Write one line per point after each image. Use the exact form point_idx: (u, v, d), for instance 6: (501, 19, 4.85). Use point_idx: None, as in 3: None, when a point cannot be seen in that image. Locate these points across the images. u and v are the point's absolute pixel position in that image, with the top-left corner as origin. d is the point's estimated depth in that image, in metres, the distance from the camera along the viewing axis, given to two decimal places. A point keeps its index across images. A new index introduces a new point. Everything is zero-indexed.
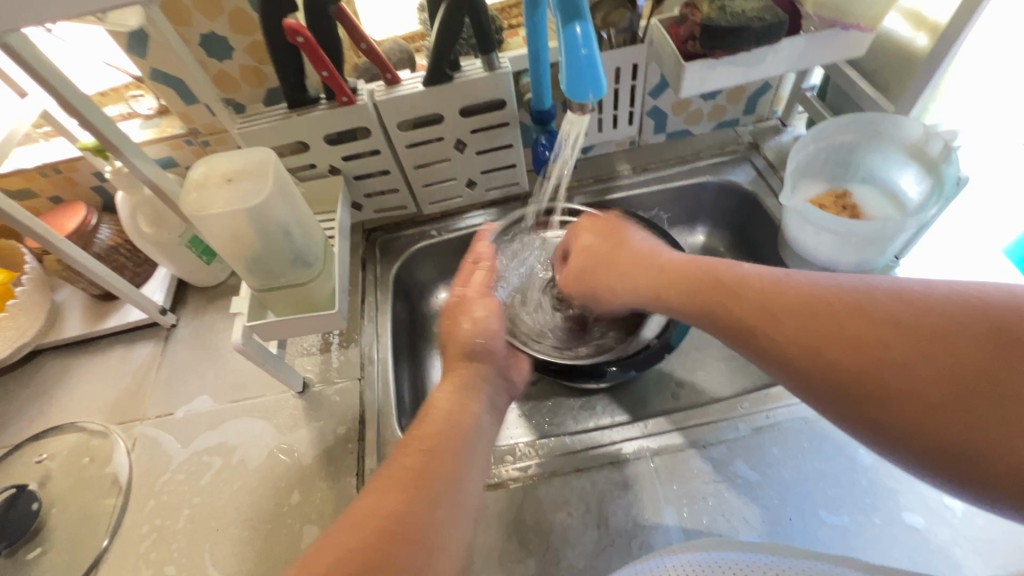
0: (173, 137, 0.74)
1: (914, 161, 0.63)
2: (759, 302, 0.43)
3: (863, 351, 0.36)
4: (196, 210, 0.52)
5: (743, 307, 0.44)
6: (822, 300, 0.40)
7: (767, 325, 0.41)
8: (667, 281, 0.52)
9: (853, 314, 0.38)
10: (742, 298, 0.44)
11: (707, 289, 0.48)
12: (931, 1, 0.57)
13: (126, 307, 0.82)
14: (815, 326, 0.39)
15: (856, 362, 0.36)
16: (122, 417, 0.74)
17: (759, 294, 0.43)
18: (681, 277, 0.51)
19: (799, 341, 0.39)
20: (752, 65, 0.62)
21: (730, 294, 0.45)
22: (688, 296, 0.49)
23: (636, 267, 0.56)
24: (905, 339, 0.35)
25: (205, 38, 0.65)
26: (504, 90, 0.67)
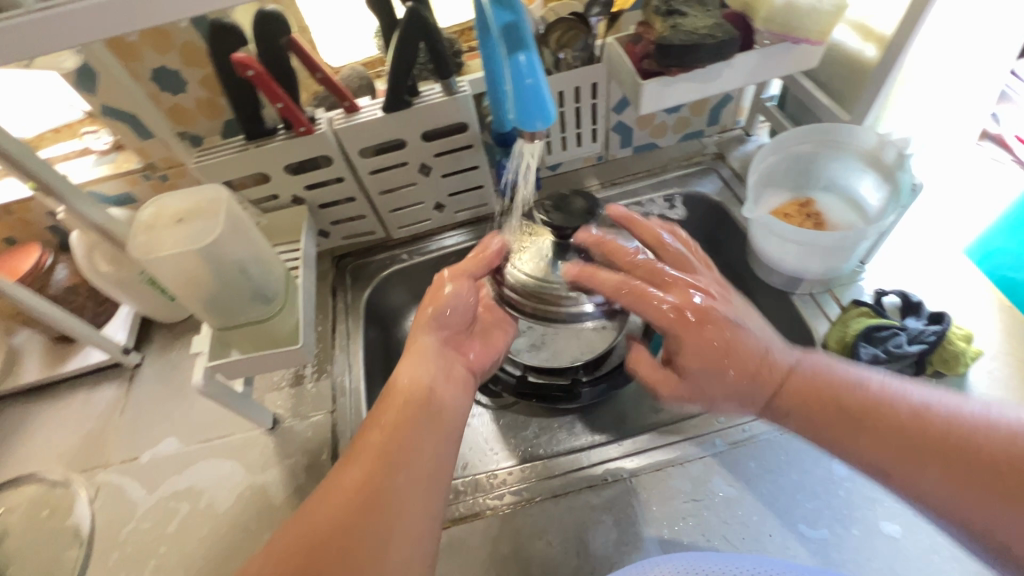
0: (129, 173, 0.72)
1: (872, 169, 0.64)
2: (823, 402, 0.45)
3: (891, 444, 0.41)
4: (146, 252, 0.51)
5: (793, 390, 0.46)
6: (855, 392, 0.44)
7: (784, 402, 0.47)
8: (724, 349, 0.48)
9: (879, 412, 0.43)
10: (788, 380, 0.47)
11: (773, 375, 0.47)
12: (878, 13, 0.59)
13: (87, 348, 0.79)
14: (882, 439, 0.42)
15: (874, 442, 0.42)
16: (85, 465, 0.71)
17: (801, 375, 0.47)
18: (737, 358, 0.48)
19: (835, 415, 0.44)
20: (708, 81, 0.63)
21: (784, 377, 0.47)
22: (770, 383, 0.47)
23: (702, 328, 0.49)
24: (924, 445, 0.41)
25: (157, 72, 0.64)
26: (465, 113, 0.67)
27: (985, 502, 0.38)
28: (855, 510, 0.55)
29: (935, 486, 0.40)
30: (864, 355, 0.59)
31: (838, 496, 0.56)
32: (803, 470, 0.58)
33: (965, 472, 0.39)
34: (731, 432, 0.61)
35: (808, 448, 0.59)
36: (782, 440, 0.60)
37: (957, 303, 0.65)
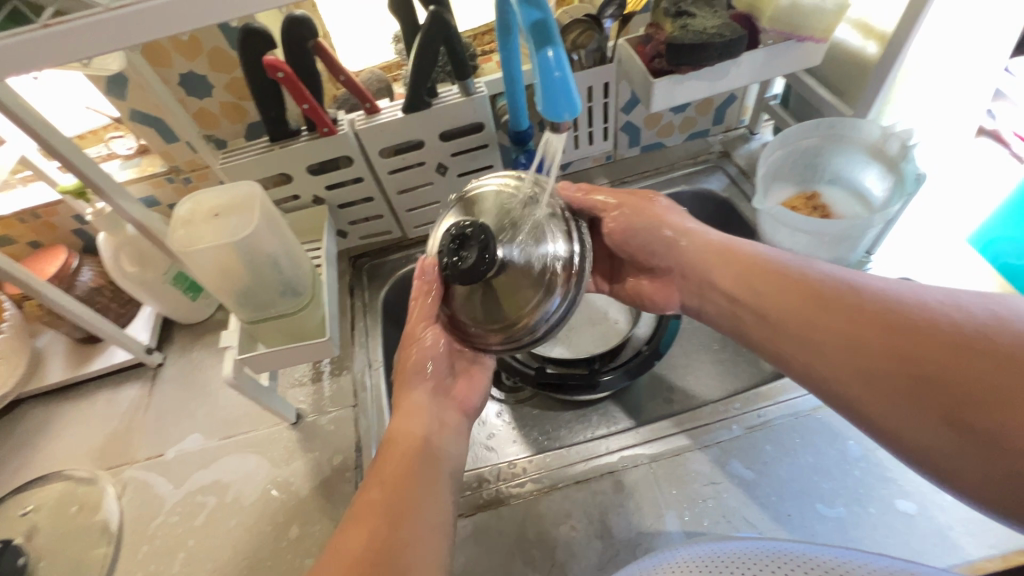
0: (155, 176, 0.74)
1: (876, 161, 0.66)
2: (817, 304, 0.42)
3: (882, 356, 0.38)
4: (185, 246, 0.53)
5: (790, 309, 0.45)
6: (861, 301, 0.40)
7: (784, 328, 0.45)
8: (718, 276, 0.51)
9: (890, 322, 0.38)
10: (794, 299, 0.45)
11: (783, 295, 0.45)
12: (877, 12, 0.61)
13: (110, 349, 0.81)
14: (865, 337, 0.39)
15: (863, 361, 0.39)
16: (111, 462, 0.73)
17: (816, 292, 0.43)
18: (754, 283, 0.48)
19: (843, 324, 0.40)
20: (717, 79, 0.65)
21: (788, 292, 0.45)
22: (767, 297, 0.47)
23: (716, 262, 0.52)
24: (927, 360, 0.35)
25: (185, 77, 0.66)
26: (482, 113, 0.69)
27: (958, 433, 0.34)
28: (870, 489, 0.56)
29: (903, 404, 0.36)
30: None
31: (854, 476, 0.57)
32: (818, 451, 0.59)
33: (936, 390, 0.34)
34: (747, 417, 0.62)
35: (822, 431, 0.60)
36: (796, 424, 0.61)
37: (962, 290, 0.67)
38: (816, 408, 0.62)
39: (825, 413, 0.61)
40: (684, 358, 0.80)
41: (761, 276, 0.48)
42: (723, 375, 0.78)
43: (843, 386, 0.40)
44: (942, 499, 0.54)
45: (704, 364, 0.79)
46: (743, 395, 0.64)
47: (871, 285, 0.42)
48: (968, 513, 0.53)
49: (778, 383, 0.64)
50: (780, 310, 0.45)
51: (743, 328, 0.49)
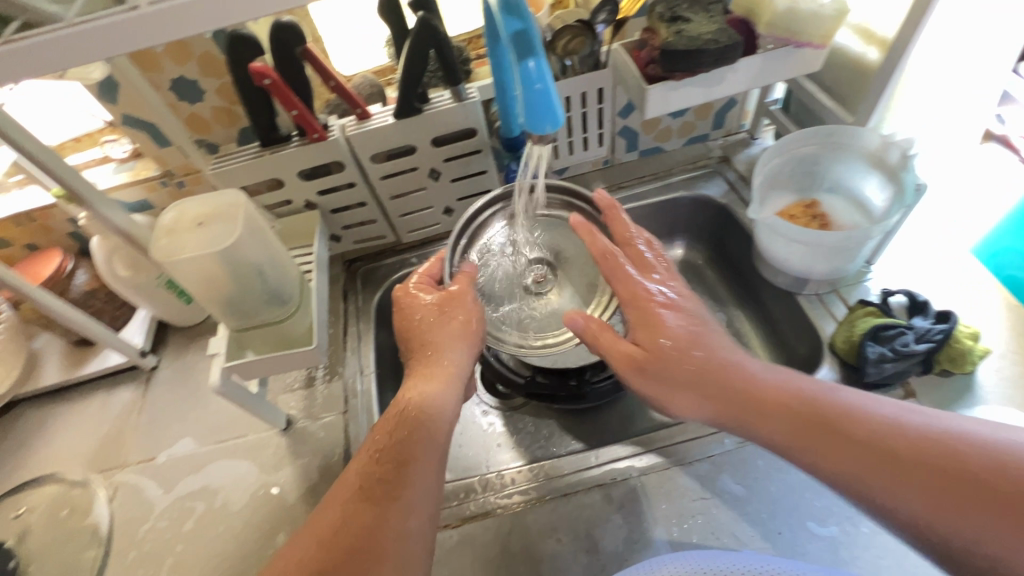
0: (148, 180, 0.74)
1: (876, 170, 0.64)
2: (850, 441, 0.44)
3: (950, 484, 0.40)
4: (168, 255, 0.52)
5: (844, 442, 0.44)
6: (898, 433, 0.43)
7: (837, 462, 0.44)
8: (751, 400, 0.49)
9: (936, 454, 0.41)
10: (840, 431, 0.44)
11: (831, 423, 0.45)
12: (879, 17, 0.60)
13: (105, 352, 0.81)
14: (905, 476, 0.41)
15: (936, 496, 0.40)
16: (103, 465, 0.73)
17: (862, 421, 0.44)
18: (794, 408, 0.47)
19: (898, 460, 0.42)
20: (712, 85, 0.64)
21: (832, 420, 0.45)
22: (805, 427, 0.46)
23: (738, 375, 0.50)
24: (999, 496, 0.38)
25: (176, 82, 0.66)
26: (474, 119, 0.68)
27: None
28: None
29: (975, 532, 0.38)
30: (871, 354, 0.59)
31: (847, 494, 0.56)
32: None
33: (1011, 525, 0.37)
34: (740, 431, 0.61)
35: None
36: None
37: (963, 302, 0.65)
38: None
39: None
40: None
41: (794, 399, 0.47)
42: None
43: (916, 518, 0.41)
44: None
45: None
46: None
47: (886, 414, 0.44)
48: None
49: None
50: (836, 432, 0.44)
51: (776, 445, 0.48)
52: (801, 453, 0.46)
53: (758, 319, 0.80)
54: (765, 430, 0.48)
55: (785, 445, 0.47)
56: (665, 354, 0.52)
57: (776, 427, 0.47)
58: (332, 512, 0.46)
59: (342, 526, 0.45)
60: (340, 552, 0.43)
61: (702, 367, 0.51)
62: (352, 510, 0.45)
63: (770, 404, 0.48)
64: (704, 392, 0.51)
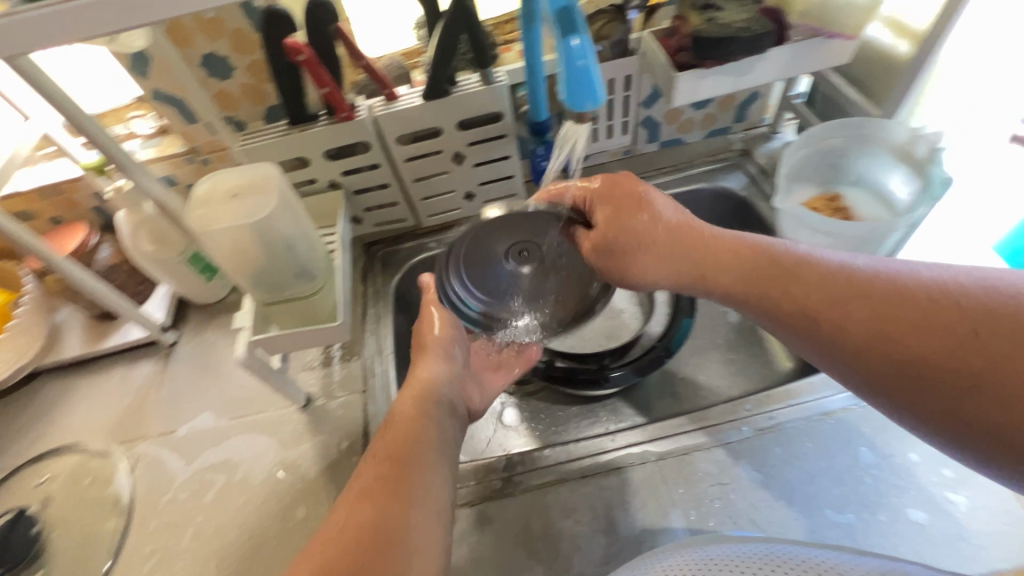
0: (174, 156, 0.75)
1: (902, 163, 0.65)
2: (809, 282, 0.45)
3: (940, 330, 0.38)
4: (203, 226, 0.53)
5: (847, 303, 0.42)
6: (922, 293, 0.40)
7: (849, 326, 0.42)
8: (757, 273, 0.48)
9: (978, 313, 0.37)
10: (834, 297, 0.43)
11: (834, 294, 0.43)
12: (911, 9, 0.60)
13: (126, 326, 0.82)
14: (871, 314, 0.41)
15: (903, 337, 0.39)
16: (124, 437, 0.74)
17: (874, 288, 0.42)
18: (795, 279, 0.46)
19: (900, 347, 0.39)
20: (741, 74, 0.64)
21: (825, 289, 0.43)
22: (806, 292, 0.44)
23: (721, 252, 0.50)
24: (981, 351, 0.36)
25: (207, 58, 0.66)
26: (501, 103, 0.69)
27: (955, 384, 0.37)
28: (881, 497, 0.55)
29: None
30: None
31: (865, 484, 0.56)
32: (829, 457, 0.58)
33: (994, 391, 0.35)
34: (758, 419, 0.62)
35: (834, 436, 0.59)
36: (807, 427, 0.61)
37: None
38: (830, 413, 0.61)
39: (837, 419, 0.61)
40: (695, 357, 0.80)
41: (804, 271, 0.45)
42: (734, 375, 0.77)
43: (910, 364, 0.39)
44: (955, 510, 0.53)
45: (715, 363, 0.79)
46: (754, 396, 0.63)
47: (862, 270, 0.43)
48: (982, 526, 0.52)
49: (792, 386, 0.63)
50: (845, 312, 0.42)
51: (745, 310, 0.50)
52: (808, 340, 0.44)
53: None
54: (766, 315, 0.47)
55: (808, 328, 0.44)
56: (640, 231, 0.54)
57: (780, 305, 0.46)
58: (332, 529, 0.40)
59: (352, 537, 0.39)
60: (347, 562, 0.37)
61: (703, 251, 0.51)
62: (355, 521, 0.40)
63: (787, 290, 0.46)
64: (728, 274, 0.50)
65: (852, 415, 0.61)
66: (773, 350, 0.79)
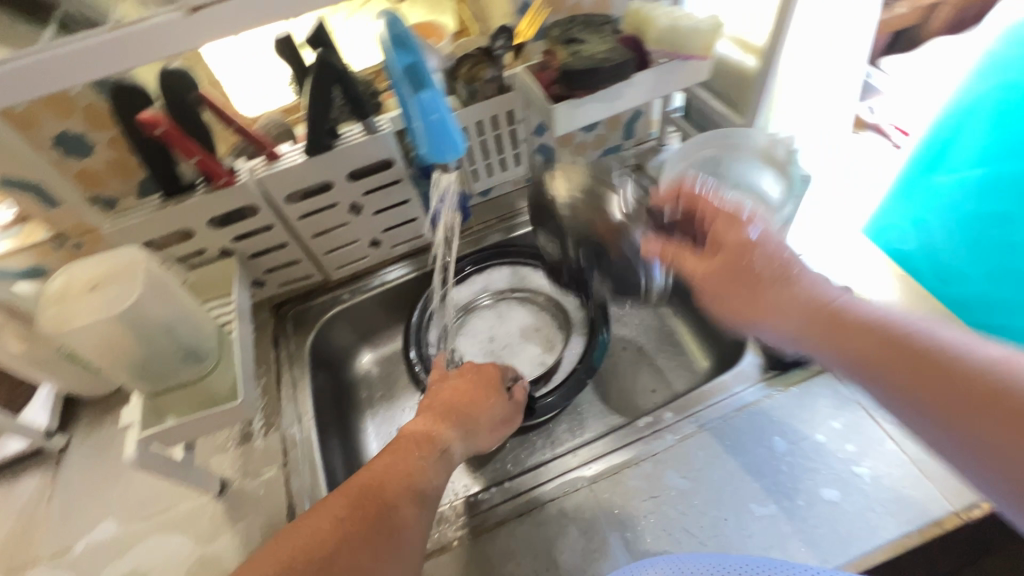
0: (38, 245, 0.68)
1: (769, 165, 0.70)
2: (857, 320, 0.44)
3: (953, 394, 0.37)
4: (59, 326, 0.48)
5: (898, 358, 0.40)
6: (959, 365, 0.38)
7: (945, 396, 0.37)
8: (883, 347, 0.41)
9: (1000, 391, 0.35)
10: (908, 358, 0.40)
11: (892, 352, 0.41)
12: (750, 28, 0.65)
13: (2, 438, 0.73)
14: (904, 358, 0.40)
15: (894, 368, 0.40)
16: (9, 567, 0.65)
17: (913, 344, 0.40)
18: (808, 309, 0.47)
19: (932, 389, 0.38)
20: (614, 99, 0.67)
21: (873, 341, 0.42)
22: (802, 319, 0.47)
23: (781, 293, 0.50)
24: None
25: (60, 138, 0.61)
26: (388, 150, 0.68)
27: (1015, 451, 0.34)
28: (798, 482, 0.58)
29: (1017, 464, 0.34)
30: None
31: (782, 471, 0.59)
32: (748, 451, 0.61)
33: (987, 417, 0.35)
34: (680, 425, 0.64)
35: (749, 430, 0.62)
36: (725, 425, 0.63)
37: (860, 277, 0.71)
38: (743, 408, 0.64)
39: (750, 412, 0.64)
40: (622, 369, 0.82)
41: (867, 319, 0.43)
42: (659, 383, 0.80)
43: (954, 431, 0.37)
44: (862, 482, 0.57)
45: (640, 374, 0.81)
46: (674, 403, 0.65)
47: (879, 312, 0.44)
48: (887, 493, 0.56)
49: (707, 387, 0.66)
50: (887, 360, 0.41)
51: (807, 342, 0.47)
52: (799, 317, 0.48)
53: (688, 315, 0.84)
54: (777, 332, 0.50)
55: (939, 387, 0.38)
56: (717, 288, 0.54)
57: (841, 350, 0.44)
58: (311, 522, 0.45)
59: (316, 545, 0.44)
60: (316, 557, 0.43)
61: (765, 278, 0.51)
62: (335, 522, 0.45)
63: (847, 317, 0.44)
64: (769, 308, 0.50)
65: (763, 407, 0.64)
66: (691, 350, 0.82)
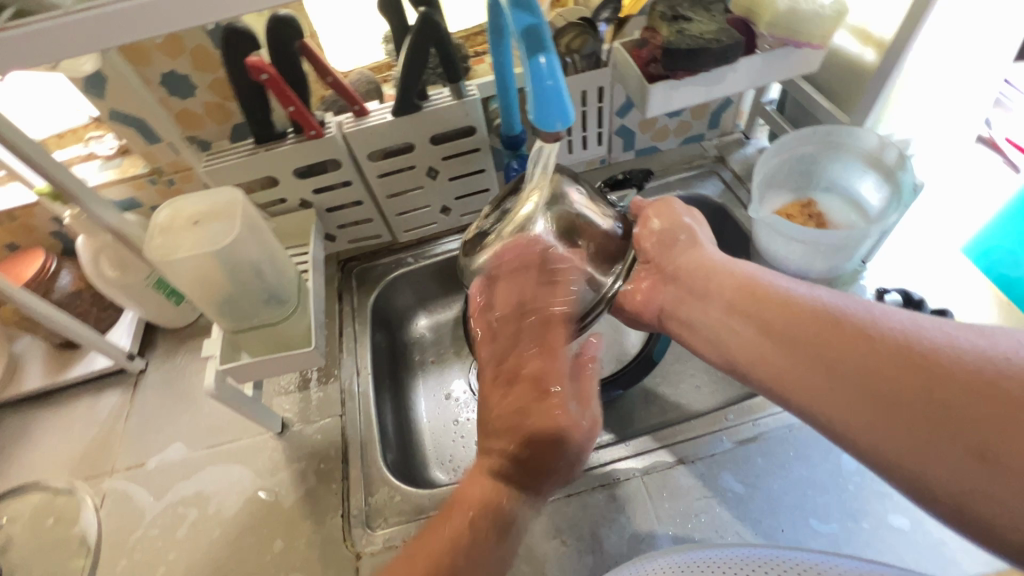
0: (136, 177, 0.72)
1: (872, 169, 0.66)
2: (880, 375, 0.37)
3: (914, 403, 0.35)
4: (163, 254, 0.52)
5: (874, 363, 0.38)
6: (941, 360, 0.35)
7: (919, 405, 0.35)
8: (725, 288, 0.51)
9: (887, 351, 0.38)
10: (891, 350, 0.38)
11: (821, 335, 0.42)
12: (875, 19, 0.60)
13: (91, 355, 0.79)
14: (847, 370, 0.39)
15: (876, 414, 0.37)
16: (89, 472, 0.71)
17: (884, 341, 0.38)
18: (726, 283, 0.51)
19: (907, 404, 0.36)
20: (712, 85, 0.64)
21: (837, 341, 0.40)
22: (877, 371, 0.38)
23: (860, 366, 0.38)
24: (968, 393, 0.34)
25: (167, 77, 0.64)
26: (474, 116, 0.68)
27: (929, 409, 0.35)
28: (864, 504, 0.56)
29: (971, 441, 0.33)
30: None
31: (848, 491, 0.57)
32: (812, 466, 0.59)
33: (979, 436, 0.33)
34: (740, 429, 0.62)
35: (816, 446, 0.60)
36: (790, 436, 0.61)
37: (958, 300, 0.67)
38: None
39: None
40: None
41: (737, 283, 0.50)
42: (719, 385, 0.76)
43: (905, 437, 0.36)
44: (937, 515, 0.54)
45: None
46: (736, 406, 0.63)
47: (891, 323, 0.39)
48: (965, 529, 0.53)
49: None
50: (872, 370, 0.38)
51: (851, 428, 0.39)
52: (856, 395, 0.38)
53: None
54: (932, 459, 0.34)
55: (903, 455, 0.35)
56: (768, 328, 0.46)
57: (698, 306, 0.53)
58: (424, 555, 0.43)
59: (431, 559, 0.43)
60: (444, 561, 0.43)
61: (693, 278, 0.54)
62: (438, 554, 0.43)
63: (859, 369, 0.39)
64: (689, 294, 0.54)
65: None
66: None
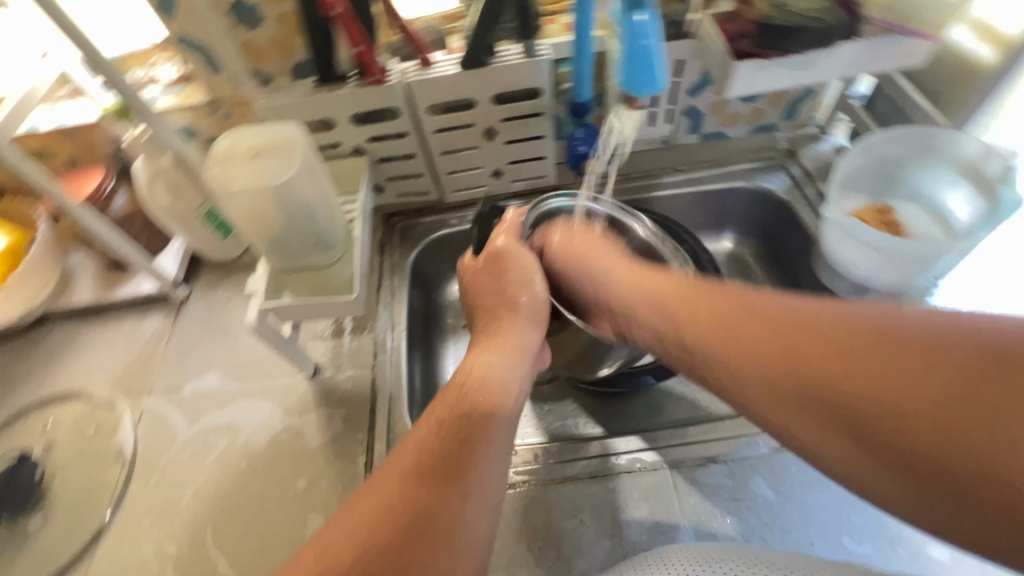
0: (195, 107, 0.72)
1: (967, 180, 0.61)
2: (783, 349, 0.37)
3: (858, 364, 0.34)
4: (222, 185, 0.52)
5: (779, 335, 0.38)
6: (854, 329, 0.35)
7: (891, 397, 0.32)
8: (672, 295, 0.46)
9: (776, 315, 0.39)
10: (899, 356, 0.33)
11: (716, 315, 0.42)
12: (1003, 13, 0.54)
13: (138, 278, 0.81)
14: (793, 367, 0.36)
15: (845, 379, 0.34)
16: (130, 389, 0.73)
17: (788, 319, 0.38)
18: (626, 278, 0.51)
19: (829, 381, 0.35)
20: (803, 68, 0.59)
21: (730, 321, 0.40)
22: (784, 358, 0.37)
23: (758, 334, 0.39)
24: (907, 367, 0.32)
25: (236, 5, 0.62)
26: (541, 79, 0.64)
27: (849, 364, 0.34)
28: (903, 530, 0.53)
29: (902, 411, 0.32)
30: None
31: (886, 514, 0.54)
32: None
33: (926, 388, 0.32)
34: None
35: None
36: None
37: None
38: None
39: None
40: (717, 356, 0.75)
41: (741, 298, 0.41)
42: None
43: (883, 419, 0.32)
44: None
45: None
46: None
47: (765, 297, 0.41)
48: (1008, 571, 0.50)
49: None
50: (943, 430, 0.31)
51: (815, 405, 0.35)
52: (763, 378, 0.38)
53: None
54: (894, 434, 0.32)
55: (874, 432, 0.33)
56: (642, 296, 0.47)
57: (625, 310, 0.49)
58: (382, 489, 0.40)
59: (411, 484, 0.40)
60: (427, 486, 0.40)
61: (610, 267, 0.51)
62: (426, 466, 0.41)
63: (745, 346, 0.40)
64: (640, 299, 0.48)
65: None
66: None
